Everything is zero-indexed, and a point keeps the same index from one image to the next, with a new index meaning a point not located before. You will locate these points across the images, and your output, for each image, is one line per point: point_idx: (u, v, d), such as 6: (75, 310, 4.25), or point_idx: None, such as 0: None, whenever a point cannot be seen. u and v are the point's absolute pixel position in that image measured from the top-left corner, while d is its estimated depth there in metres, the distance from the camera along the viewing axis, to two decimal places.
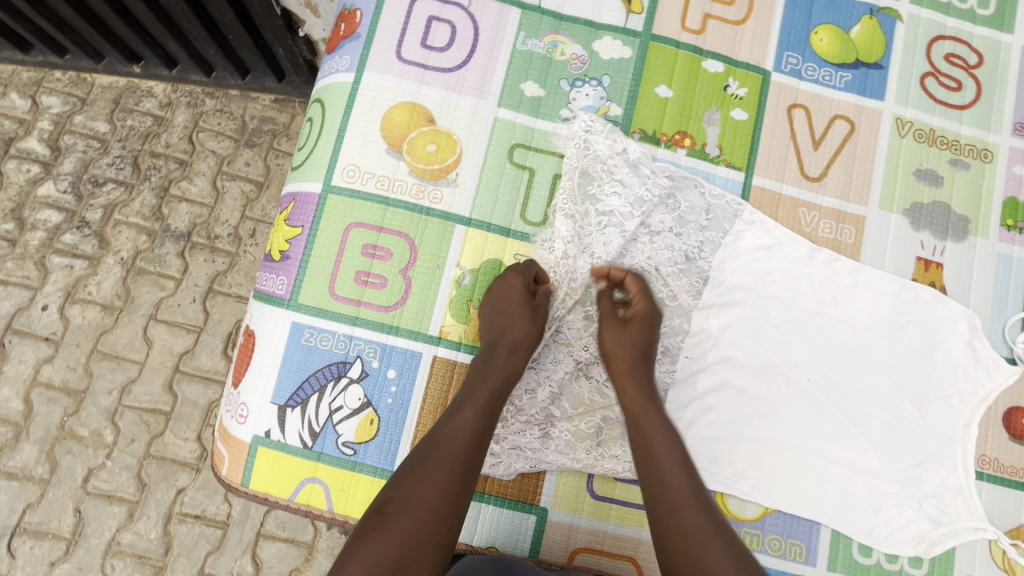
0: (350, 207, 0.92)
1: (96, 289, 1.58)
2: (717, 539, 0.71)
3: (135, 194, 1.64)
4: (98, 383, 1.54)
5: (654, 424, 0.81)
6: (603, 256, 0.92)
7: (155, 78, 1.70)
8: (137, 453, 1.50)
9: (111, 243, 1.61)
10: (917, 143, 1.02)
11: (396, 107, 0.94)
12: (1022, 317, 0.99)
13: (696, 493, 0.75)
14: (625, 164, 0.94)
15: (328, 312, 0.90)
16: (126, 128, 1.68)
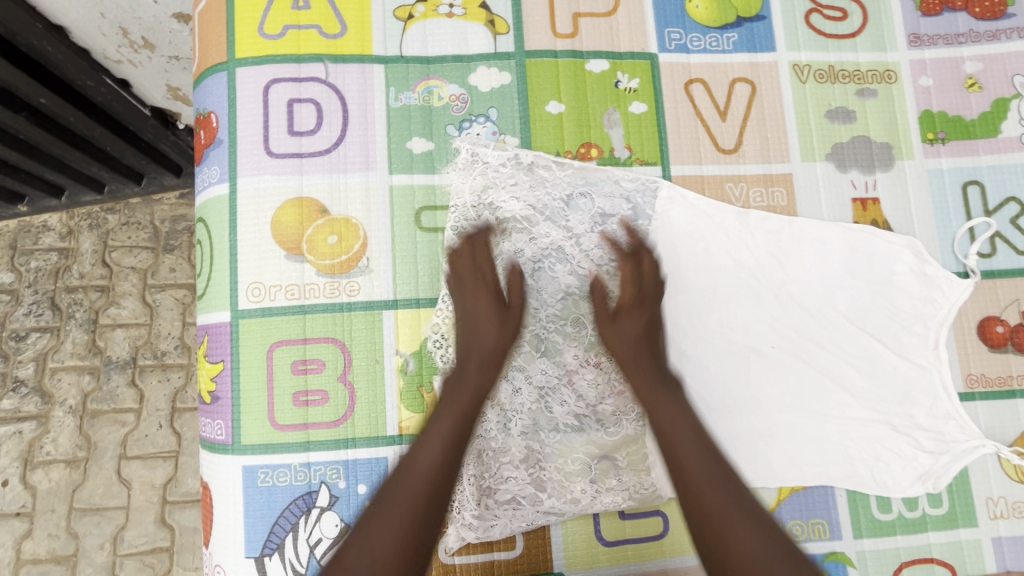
0: (266, 326, 0.85)
1: (53, 447, 1.47)
2: (728, 505, 0.70)
3: (64, 335, 1.53)
4: (86, 541, 1.43)
5: (655, 378, 0.81)
6: (528, 279, 0.88)
7: (47, 211, 1.57)
8: None
9: (54, 395, 1.50)
10: (820, 84, 0.99)
11: (282, 207, 0.87)
12: (969, 228, 0.97)
13: (702, 450, 0.74)
14: (522, 170, 0.90)
15: (274, 445, 0.83)
16: (32, 270, 1.56)
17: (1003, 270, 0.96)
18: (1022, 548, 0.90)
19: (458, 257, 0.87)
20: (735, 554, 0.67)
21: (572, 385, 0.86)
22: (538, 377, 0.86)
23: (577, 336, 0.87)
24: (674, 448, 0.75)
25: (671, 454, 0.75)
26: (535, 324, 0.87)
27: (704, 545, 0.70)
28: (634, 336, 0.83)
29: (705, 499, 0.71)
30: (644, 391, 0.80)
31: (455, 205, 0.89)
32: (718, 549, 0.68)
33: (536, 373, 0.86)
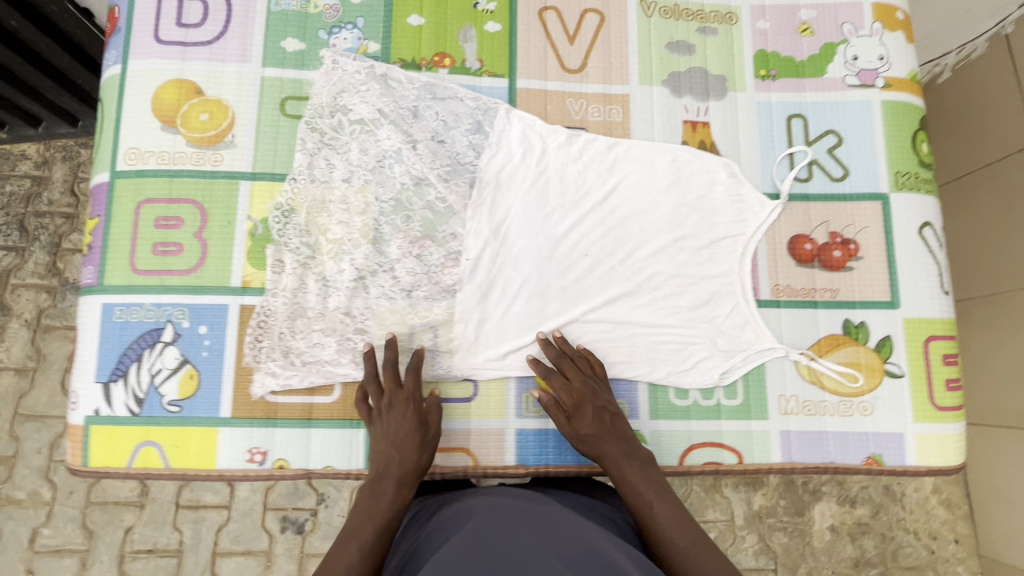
0: (139, 185, 0.97)
1: (5, 356, 1.55)
2: (658, 505, 0.80)
3: (28, 256, 1.58)
4: (25, 445, 1.52)
5: (623, 456, 0.86)
6: (371, 167, 0.99)
7: (22, 139, 1.60)
8: (78, 503, 1.50)
9: (12, 307, 1.56)
10: (665, 19, 1.09)
11: (163, 86, 0.99)
12: (788, 155, 1.06)
13: (642, 464, 0.86)
14: (375, 78, 1.01)
15: (133, 287, 0.94)
16: (6, 195, 1.61)
17: (817, 194, 1.05)
18: (809, 442, 0.98)
19: (308, 149, 0.99)
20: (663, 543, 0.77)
21: (391, 272, 0.96)
22: (360, 261, 0.96)
23: (406, 221, 0.98)
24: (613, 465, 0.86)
25: (638, 496, 0.82)
26: (369, 216, 0.97)
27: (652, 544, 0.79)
28: (570, 398, 0.90)
29: (639, 496, 0.82)
30: (585, 416, 0.89)
31: (314, 104, 1.00)
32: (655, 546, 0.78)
33: (358, 257, 0.96)
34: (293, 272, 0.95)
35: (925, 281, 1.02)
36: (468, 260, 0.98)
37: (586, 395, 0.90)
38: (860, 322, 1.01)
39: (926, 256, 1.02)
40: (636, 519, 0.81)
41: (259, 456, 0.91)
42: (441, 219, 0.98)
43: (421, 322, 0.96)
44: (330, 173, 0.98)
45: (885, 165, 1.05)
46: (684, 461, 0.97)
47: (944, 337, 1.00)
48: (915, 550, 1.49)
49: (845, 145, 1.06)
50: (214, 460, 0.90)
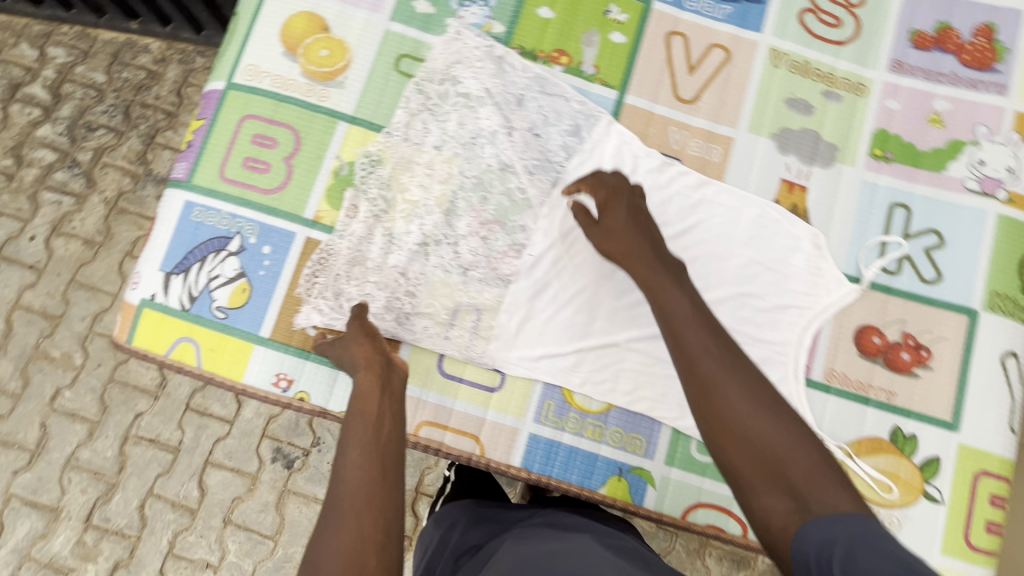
0: (247, 101, 1.02)
1: (80, 225, 1.62)
2: (726, 360, 0.74)
3: (123, 139, 1.68)
4: (73, 310, 1.57)
5: (653, 265, 0.85)
6: (464, 141, 1.00)
7: (150, 35, 1.74)
8: (102, 376, 1.54)
9: (98, 183, 1.65)
10: (791, 73, 1.06)
11: (296, 15, 1.04)
12: (882, 242, 1.01)
13: (698, 317, 0.78)
14: (491, 60, 1.02)
15: (216, 193, 0.99)
16: (122, 80, 1.72)
17: (901, 290, 0.99)
18: None
19: (411, 109, 1.01)
20: (739, 432, 0.69)
21: (454, 246, 0.97)
22: (428, 228, 0.98)
23: (482, 202, 0.99)
24: (669, 305, 0.80)
25: (683, 338, 0.77)
26: (449, 187, 0.99)
27: (738, 446, 0.69)
28: (615, 227, 0.89)
29: (704, 359, 0.74)
30: (637, 264, 0.86)
31: (427, 68, 1.02)
32: (751, 481, 0.67)
33: (427, 224, 0.98)
34: (365, 220, 0.97)
35: (992, 412, 0.95)
36: (530, 254, 0.98)
37: (619, 189, 0.92)
38: (911, 433, 0.95)
39: (1001, 385, 0.96)
40: (664, 315, 0.80)
41: (284, 383, 0.94)
42: (516, 208, 0.99)
43: (469, 302, 0.96)
44: (424, 139, 1.00)
45: (982, 281, 0.98)
46: (686, 516, 0.94)
47: (996, 475, 0.94)
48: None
49: (946, 249, 1.00)
50: (242, 374, 0.94)
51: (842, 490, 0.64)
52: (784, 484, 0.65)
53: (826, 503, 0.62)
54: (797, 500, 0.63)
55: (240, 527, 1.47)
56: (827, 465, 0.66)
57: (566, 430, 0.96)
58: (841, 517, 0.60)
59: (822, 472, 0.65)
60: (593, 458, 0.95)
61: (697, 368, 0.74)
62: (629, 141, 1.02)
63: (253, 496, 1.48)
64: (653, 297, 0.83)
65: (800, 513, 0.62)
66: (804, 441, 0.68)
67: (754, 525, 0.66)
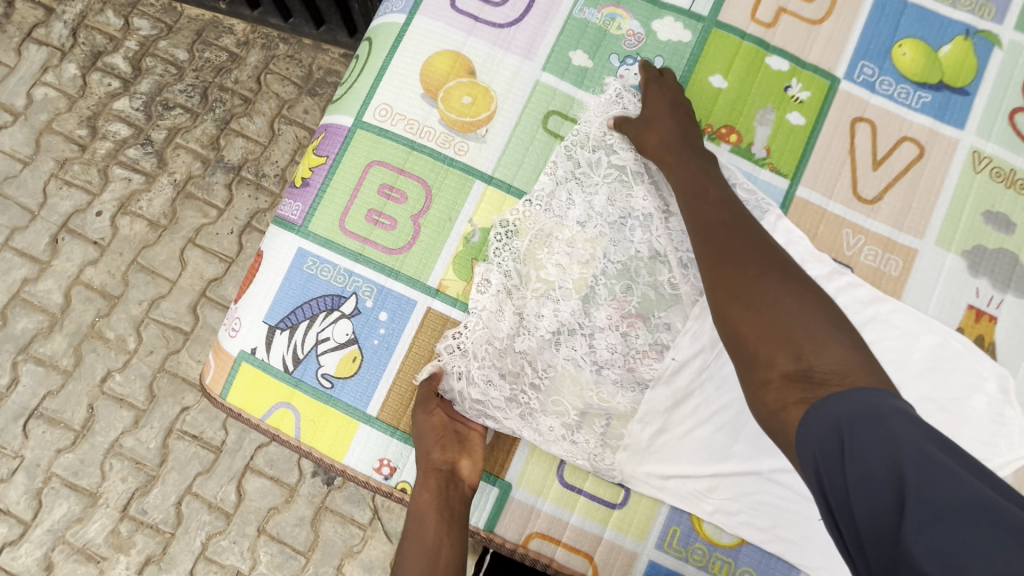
0: (377, 144, 0.92)
1: (146, 206, 1.49)
2: (751, 264, 0.69)
3: (198, 122, 1.54)
4: (131, 293, 1.44)
5: (722, 200, 0.78)
6: (613, 217, 0.88)
7: (237, 17, 1.62)
8: (154, 364, 1.41)
9: (169, 164, 1.52)
10: (992, 182, 0.92)
11: (440, 54, 0.93)
12: None
13: (728, 216, 0.76)
14: None
15: (332, 244, 0.90)
16: (203, 59, 1.59)
17: None
18: None
19: (557, 176, 0.89)
20: (782, 322, 0.64)
21: (590, 337, 0.86)
22: (566, 315, 0.86)
23: (625, 291, 0.87)
24: (703, 203, 0.78)
25: (713, 240, 0.74)
26: (590, 271, 0.87)
27: (761, 330, 0.65)
28: (657, 118, 0.87)
29: (719, 257, 0.72)
30: (671, 160, 0.84)
31: (579, 130, 0.90)
32: (767, 355, 0.64)
33: (565, 310, 0.86)
34: (495, 295, 0.85)
35: None
36: (674, 356, 0.86)
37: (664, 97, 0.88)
38: None
39: None
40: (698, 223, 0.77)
41: (387, 469, 0.84)
42: (663, 302, 0.87)
43: (600, 406, 0.85)
44: (568, 210, 0.88)
45: None
46: None
47: None
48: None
49: None
50: (342, 453, 0.85)
51: (850, 357, 0.60)
52: (804, 384, 0.61)
53: (842, 385, 0.58)
54: (807, 381, 0.60)
55: (274, 539, 1.35)
56: (852, 352, 0.61)
57: (689, 562, 0.85)
58: (840, 392, 0.58)
59: (853, 357, 0.60)
60: None
61: (742, 287, 0.68)
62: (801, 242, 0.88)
63: (291, 509, 1.36)
64: (692, 208, 0.79)
65: (811, 391, 0.60)
66: (822, 314, 0.64)
67: (753, 400, 0.65)
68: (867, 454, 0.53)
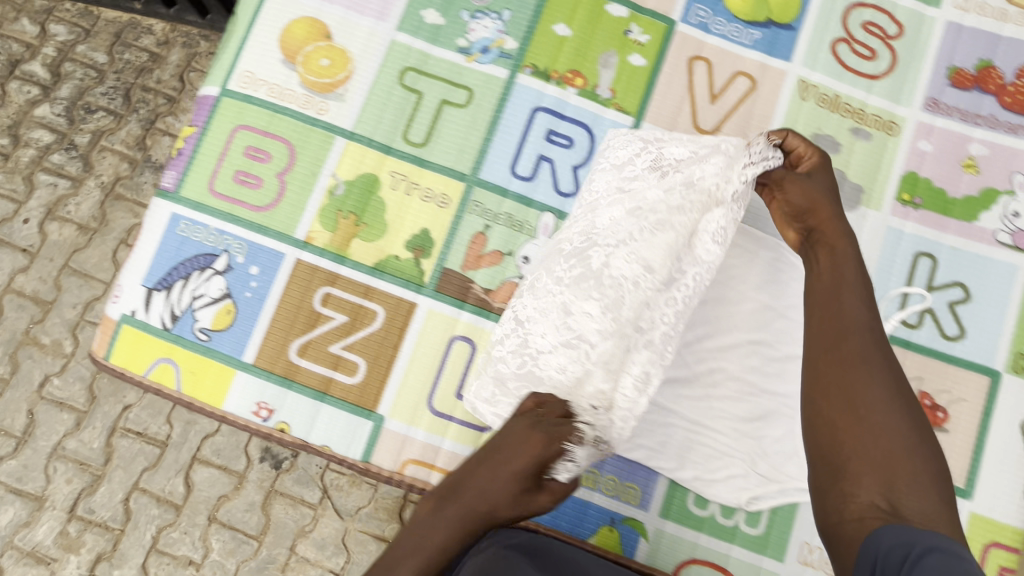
0: (241, 109, 0.95)
1: (74, 210, 1.45)
2: (882, 384, 0.68)
3: (122, 123, 1.50)
4: (65, 297, 1.40)
5: (863, 295, 0.74)
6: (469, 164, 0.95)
7: (155, 16, 1.56)
8: (94, 367, 1.37)
9: (95, 166, 1.47)
10: (818, 107, 1.00)
11: (296, 21, 0.97)
12: (904, 293, 0.95)
13: (874, 341, 0.71)
14: (502, 81, 0.97)
15: (204, 207, 0.94)
16: (123, 61, 1.54)
17: (921, 345, 0.94)
18: None
19: (416, 132, 0.96)
20: (890, 451, 0.64)
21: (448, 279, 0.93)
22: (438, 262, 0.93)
23: (485, 230, 0.94)
24: (846, 298, 0.74)
25: (842, 359, 0.70)
26: (449, 215, 0.94)
27: (864, 457, 0.64)
28: (797, 198, 0.82)
29: (849, 346, 0.70)
30: (838, 225, 0.80)
31: (434, 86, 0.97)
32: (857, 471, 0.64)
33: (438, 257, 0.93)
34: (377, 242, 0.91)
35: (1008, 479, 0.90)
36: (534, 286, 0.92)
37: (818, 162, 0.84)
38: None
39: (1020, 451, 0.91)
40: (818, 374, 0.71)
41: (265, 412, 0.89)
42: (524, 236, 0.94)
43: (464, 337, 0.92)
44: (426, 162, 0.96)
45: (1008, 341, 0.93)
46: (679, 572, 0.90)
47: (1008, 546, 0.89)
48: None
49: (970, 305, 0.95)
50: (221, 400, 0.89)
51: (927, 496, 0.61)
52: (884, 475, 0.63)
53: (927, 525, 0.59)
54: (894, 513, 0.60)
55: (225, 526, 1.27)
56: (939, 508, 0.61)
57: None
58: (918, 528, 0.58)
59: (932, 505, 0.61)
60: (585, 505, 0.91)
61: (838, 367, 0.69)
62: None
63: (239, 496, 1.29)
64: (812, 320, 0.75)
65: (891, 520, 0.59)
66: (924, 456, 0.64)
67: (827, 508, 0.65)
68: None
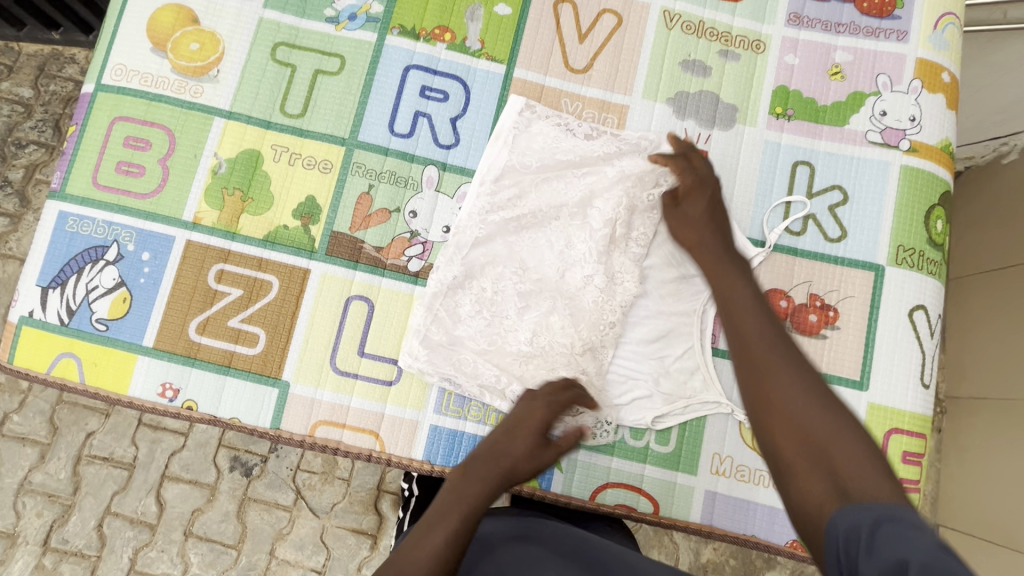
0: (117, 102, 0.96)
1: (16, 246, 1.43)
2: (783, 370, 0.66)
3: (55, 155, 1.46)
4: None
5: (751, 300, 0.77)
6: (348, 128, 0.97)
7: (77, 45, 1.51)
8: (50, 398, 1.40)
9: (33, 201, 1.44)
10: (685, 35, 1.03)
11: (162, 9, 0.98)
12: (786, 202, 0.98)
13: (772, 333, 0.71)
14: (372, 44, 0.99)
15: (90, 201, 0.94)
16: (50, 93, 1.49)
17: (807, 250, 0.96)
18: (734, 509, 0.91)
19: (294, 104, 0.98)
20: (819, 440, 0.60)
21: (339, 242, 0.94)
22: (327, 226, 0.94)
23: (370, 190, 0.95)
24: (734, 308, 0.77)
25: (751, 361, 0.69)
26: (333, 179, 0.96)
27: (795, 442, 0.61)
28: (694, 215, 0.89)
29: (755, 349, 0.70)
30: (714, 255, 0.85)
31: (305, 57, 0.99)
32: (804, 468, 0.59)
33: (328, 221, 0.95)
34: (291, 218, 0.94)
35: (902, 368, 0.92)
36: (425, 239, 0.95)
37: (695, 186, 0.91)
38: None
39: (910, 340, 0.93)
40: (745, 344, 0.71)
41: (171, 393, 0.90)
42: (411, 190, 0.96)
43: (359, 296, 0.93)
44: (306, 132, 0.97)
45: (888, 236, 0.95)
46: (595, 497, 0.92)
47: (909, 432, 0.92)
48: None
49: (850, 206, 0.97)
50: (126, 386, 0.90)
51: (823, 429, 0.60)
52: (826, 466, 0.58)
53: (873, 496, 0.53)
54: (843, 496, 0.54)
55: (202, 539, 1.35)
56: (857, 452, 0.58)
57: (468, 419, 0.93)
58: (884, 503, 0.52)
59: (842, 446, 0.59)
60: None
61: (751, 368, 0.68)
62: (537, 124, 0.97)
63: (213, 508, 1.36)
64: (727, 335, 0.75)
65: (834, 493, 0.55)
66: (857, 436, 0.59)
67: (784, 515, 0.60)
68: (880, 551, 0.46)
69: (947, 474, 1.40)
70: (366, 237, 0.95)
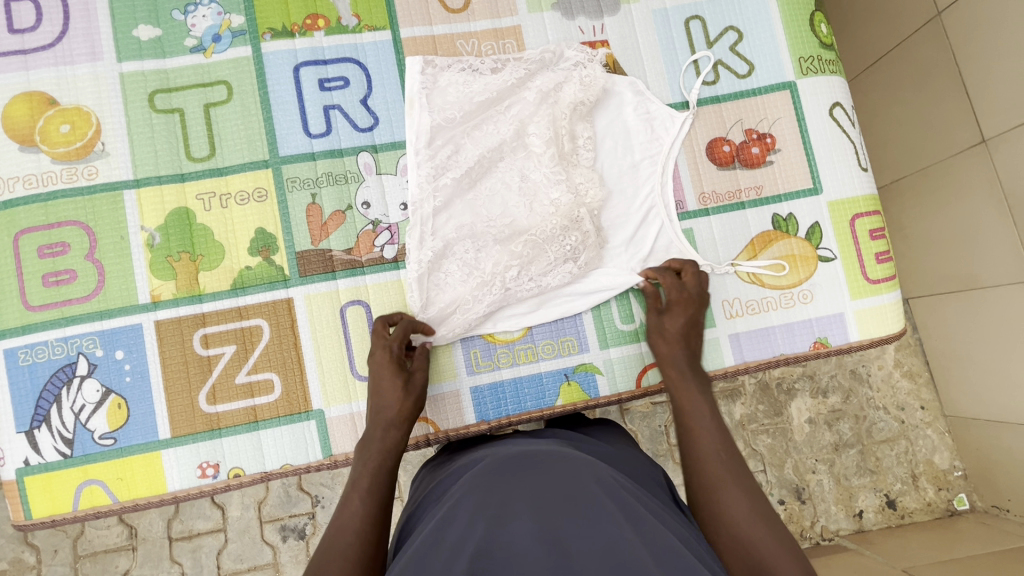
0: (11, 216, 0.88)
1: None
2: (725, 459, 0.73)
3: None
4: None
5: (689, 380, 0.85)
6: (265, 150, 0.93)
7: None
8: (65, 561, 1.30)
9: None
10: None
11: (11, 103, 0.89)
12: (693, 59, 1.03)
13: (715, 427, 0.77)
14: (250, 58, 0.94)
15: (32, 326, 0.87)
16: None
17: (727, 94, 1.03)
18: (758, 340, 1.00)
19: (200, 147, 0.93)
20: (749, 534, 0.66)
21: (308, 260, 0.92)
22: (291, 250, 0.92)
23: (315, 199, 0.93)
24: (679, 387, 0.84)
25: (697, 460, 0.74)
26: (274, 203, 0.93)
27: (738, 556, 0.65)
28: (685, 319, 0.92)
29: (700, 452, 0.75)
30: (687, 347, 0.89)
31: (188, 96, 0.93)
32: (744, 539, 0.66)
33: (288, 245, 0.92)
34: (246, 259, 0.91)
35: (842, 162, 1.02)
36: (390, 224, 0.95)
37: (693, 300, 0.93)
38: (788, 214, 1.01)
39: (839, 136, 1.03)
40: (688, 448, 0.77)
41: (212, 469, 0.88)
42: (354, 182, 0.94)
43: (351, 301, 0.92)
44: (225, 169, 0.93)
45: (788, 53, 1.03)
46: (641, 383, 0.98)
47: (868, 214, 1.02)
48: (886, 424, 1.52)
49: (746, 40, 1.04)
50: (163, 483, 0.87)
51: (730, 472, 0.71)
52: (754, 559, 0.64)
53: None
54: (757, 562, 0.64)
55: None
56: (754, 508, 0.68)
57: (501, 367, 0.96)
58: None
59: (748, 506, 0.68)
60: (538, 377, 0.96)
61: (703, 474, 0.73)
62: (444, 76, 0.95)
63: None
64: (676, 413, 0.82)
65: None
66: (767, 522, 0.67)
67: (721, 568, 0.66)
68: None
69: (903, 247, 1.52)
70: (333, 243, 0.93)
